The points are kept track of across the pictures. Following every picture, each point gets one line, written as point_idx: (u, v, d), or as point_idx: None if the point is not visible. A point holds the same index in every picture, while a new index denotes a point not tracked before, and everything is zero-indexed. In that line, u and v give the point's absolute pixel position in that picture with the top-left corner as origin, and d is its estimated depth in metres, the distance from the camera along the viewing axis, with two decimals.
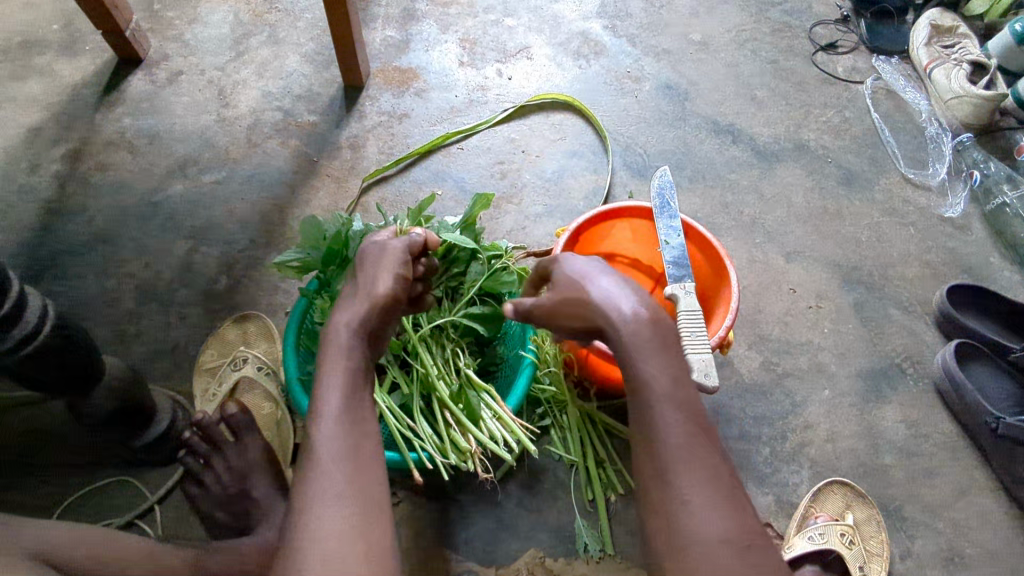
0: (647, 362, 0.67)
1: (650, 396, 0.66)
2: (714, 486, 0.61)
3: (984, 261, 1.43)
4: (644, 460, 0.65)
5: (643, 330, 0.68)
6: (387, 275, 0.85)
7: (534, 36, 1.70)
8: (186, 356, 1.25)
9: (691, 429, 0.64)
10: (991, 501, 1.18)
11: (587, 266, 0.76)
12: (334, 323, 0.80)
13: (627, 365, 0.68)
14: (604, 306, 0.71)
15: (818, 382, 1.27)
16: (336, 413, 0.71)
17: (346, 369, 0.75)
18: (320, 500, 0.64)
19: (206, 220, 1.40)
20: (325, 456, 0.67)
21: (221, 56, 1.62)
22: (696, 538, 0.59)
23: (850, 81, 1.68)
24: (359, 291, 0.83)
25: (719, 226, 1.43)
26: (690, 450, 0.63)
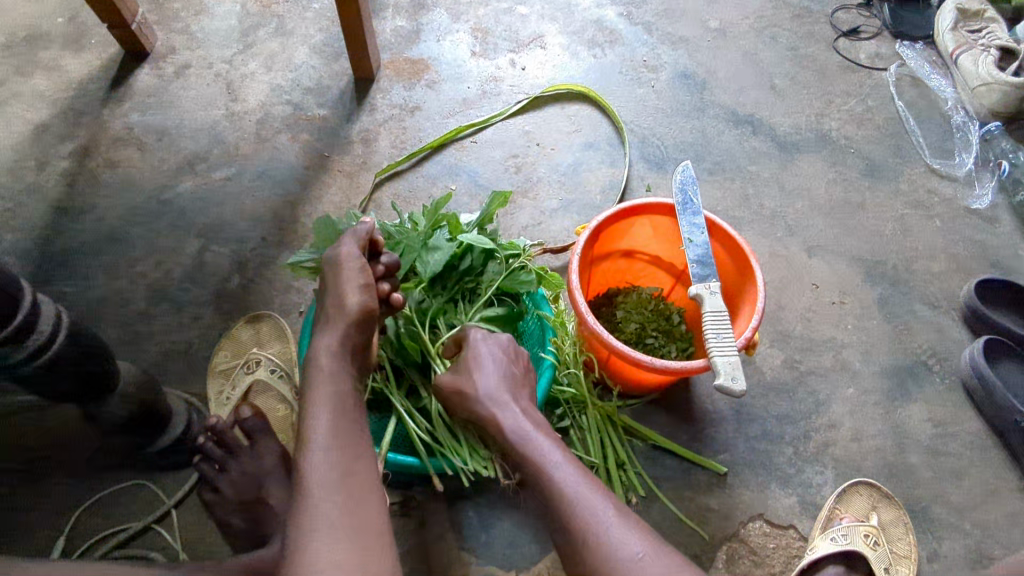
0: (537, 442, 0.79)
1: (543, 462, 0.76)
2: (620, 521, 0.70)
3: (1012, 255, 1.39)
4: (552, 523, 0.73)
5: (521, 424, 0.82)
6: (354, 287, 0.87)
7: (547, 24, 1.66)
8: (199, 358, 1.23)
9: (584, 479, 0.74)
10: (1019, 502, 1.16)
11: (480, 359, 0.89)
12: (317, 348, 0.84)
13: (521, 449, 0.79)
14: (494, 401, 0.85)
15: (842, 380, 1.25)
16: (324, 440, 0.74)
17: (331, 395, 0.79)
18: (314, 533, 0.66)
19: (216, 217, 1.38)
20: (317, 485, 0.70)
21: (229, 48, 1.59)
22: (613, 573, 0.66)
23: (872, 68, 1.63)
24: (331, 311, 0.86)
25: (739, 220, 1.40)
26: (593, 499, 0.72)
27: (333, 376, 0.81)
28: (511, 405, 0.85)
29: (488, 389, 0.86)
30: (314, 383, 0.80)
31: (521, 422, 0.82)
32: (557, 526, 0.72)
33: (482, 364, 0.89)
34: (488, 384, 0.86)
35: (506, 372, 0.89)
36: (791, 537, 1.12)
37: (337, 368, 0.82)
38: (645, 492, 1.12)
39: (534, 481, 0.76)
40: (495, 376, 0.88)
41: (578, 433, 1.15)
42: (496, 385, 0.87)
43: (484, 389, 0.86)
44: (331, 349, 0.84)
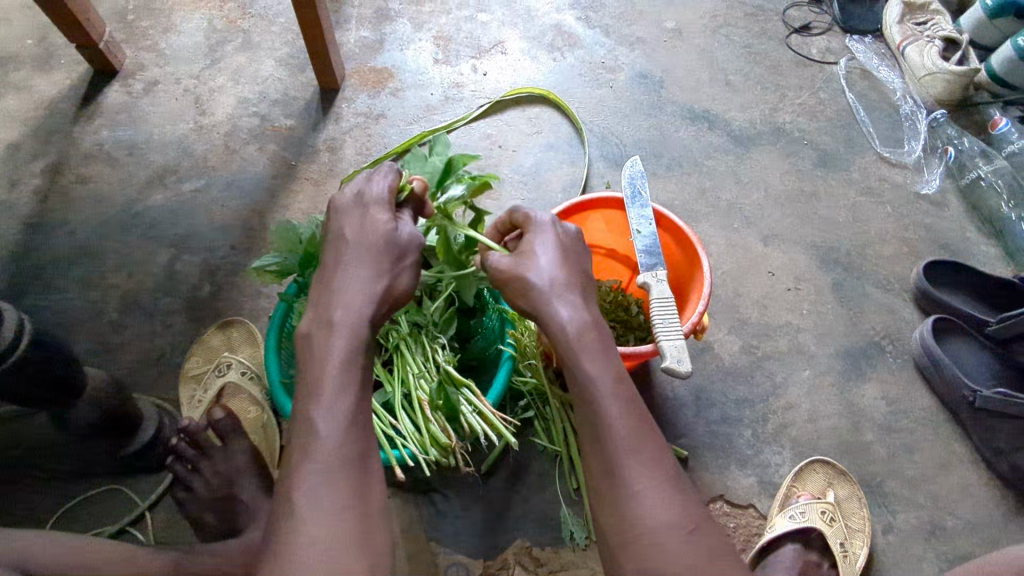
0: (596, 360, 0.74)
1: (598, 395, 0.72)
2: (667, 483, 0.69)
3: (961, 237, 1.44)
4: (594, 458, 0.71)
5: (576, 328, 0.76)
6: (405, 270, 0.86)
7: (508, 30, 1.71)
8: (172, 364, 1.26)
9: (637, 424, 0.71)
10: (971, 473, 1.20)
11: (538, 249, 0.82)
12: (341, 309, 0.78)
13: (577, 362, 0.74)
14: (553, 296, 0.78)
15: (798, 363, 1.29)
16: (345, 415, 0.71)
17: (355, 369, 0.75)
18: (318, 509, 0.65)
19: (187, 228, 1.41)
20: (329, 459, 0.68)
21: (196, 64, 1.63)
22: (647, 531, 0.67)
23: (824, 63, 1.68)
24: (381, 275, 0.82)
25: (696, 213, 1.44)
26: (649, 449, 0.70)
27: (357, 341, 0.77)
28: (565, 304, 0.78)
29: (547, 283, 0.79)
30: (339, 348, 0.75)
31: (580, 324, 0.77)
32: (597, 464, 0.71)
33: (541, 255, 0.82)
34: (543, 278, 0.79)
35: (568, 262, 0.82)
36: (750, 516, 1.15)
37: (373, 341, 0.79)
38: None
39: (586, 405, 0.73)
40: (549, 267, 0.80)
41: (542, 423, 1.18)
42: (553, 278, 0.80)
43: (537, 281, 0.79)
44: (370, 319, 0.79)
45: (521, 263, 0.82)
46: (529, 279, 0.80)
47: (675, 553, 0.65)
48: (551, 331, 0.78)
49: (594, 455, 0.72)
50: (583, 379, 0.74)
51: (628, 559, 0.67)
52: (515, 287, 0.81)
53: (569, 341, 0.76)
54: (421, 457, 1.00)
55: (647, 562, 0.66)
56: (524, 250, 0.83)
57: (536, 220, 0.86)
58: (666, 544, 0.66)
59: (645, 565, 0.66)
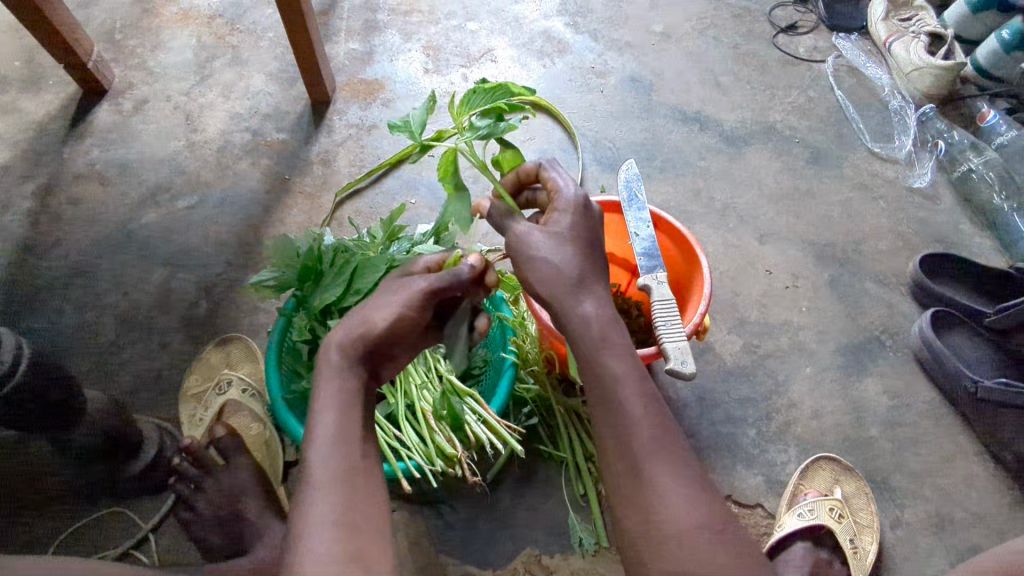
0: (620, 358, 0.74)
1: (622, 393, 0.72)
2: (693, 481, 0.68)
3: (955, 229, 1.45)
4: (617, 457, 0.70)
5: (597, 327, 0.76)
6: (388, 305, 0.81)
7: (497, 38, 1.71)
8: (171, 383, 1.25)
9: (660, 423, 0.71)
10: (976, 465, 1.20)
11: (566, 233, 0.79)
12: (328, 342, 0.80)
13: (597, 362, 0.74)
14: (577, 290, 0.77)
15: (799, 360, 1.29)
16: (331, 437, 0.73)
17: (333, 395, 0.76)
18: (315, 525, 0.66)
19: (182, 245, 1.40)
20: (318, 479, 0.70)
21: (186, 80, 1.63)
22: (676, 529, 0.65)
23: (812, 61, 1.70)
24: (358, 310, 0.82)
25: (692, 214, 1.45)
26: (672, 448, 0.70)
27: (340, 375, 0.78)
28: (588, 299, 0.77)
29: (572, 275, 0.77)
30: (319, 378, 0.78)
31: (603, 321, 0.76)
32: (620, 463, 0.70)
33: (564, 238, 0.79)
34: (570, 267, 0.78)
35: (593, 254, 0.80)
36: (759, 515, 1.14)
37: (348, 367, 0.78)
38: None
39: (607, 403, 0.73)
40: (573, 258, 0.78)
41: (546, 430, 1.18)
42: (576, 271, 0.78)
43: (560, 271, 0.77)
44: (338, 343, 0.79)
45: (544, 249, 0.79)
46: (554, 269, 0.78)
47: (704, 552, 0.64)
48: (571, 327, 0.77)
49: (617, 453, 0.71)
50: (604, 379, 0.73)
51: (656, 559, 0.65)
52: (534, 272, 0.79)
53: (591, 339, 0.75)
54: (426, 468, 1.00)
55: (677, 561, 0.64)
56: (550, 231, 0.80)
57: (567, 195, 0.81)
58: (695, 542, 0.64)
59: (675, 565, 0.64)
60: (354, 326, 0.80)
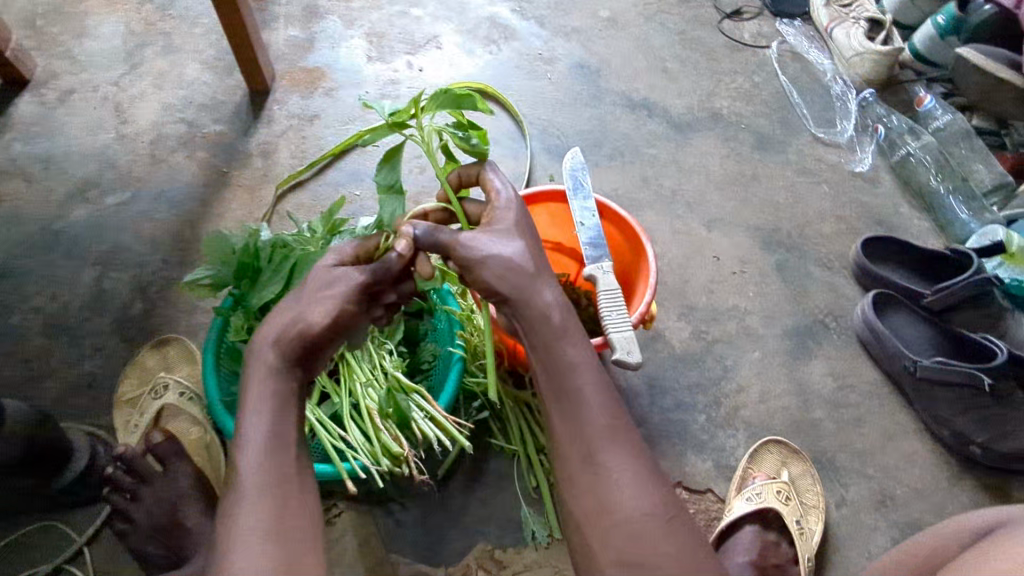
0: (576, 346, 0.72)
1: (577, 381, 0.70)
2: (646, 470, 0.67)
3: (895, 212, 1.48)
4: (569, 447, 0.68)
5: (557, 314, 0.73)
6: (325, 301, 0.78)
7: (442, 24, 1.67)
8: (104, 388, 1.19)
9: (613, 413, 0.69)
10: (916, 442, 1.23)
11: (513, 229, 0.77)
12: (259, 338, 0.76)
13: (552, 350, 0.72)
14: (534, 280, 0.74)
15: (747, 345, 1.30)
16: (263, 442, 0.70)
17: (266, 397, 0.73)
18: (247, 535, 0.64)
19: (113, 243, 1.33)
20: (248, 488, 0.67)
21: (115, 70, 1.55)
22: (625, 518, 0.65)
23: (757, 47, 1.71)
24: (292, 303, 0.78)
25: (640, 201, 1.44)
26: (626, 436, 0.69)
27: (275, 378, 0.74)
28: (547, 288, 0.74)
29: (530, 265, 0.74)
30: (251, 378, 0.74)
31: (561, 310, 0.73)
32: (572, 453, 0.68)
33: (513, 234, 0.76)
34: (524, 260, 0.74)
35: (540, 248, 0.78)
36: (709, 500, 1.15)
37: (283, 368, 0.75)
38: None
39: (561, 392, 0.70)
40: (525, 252, 0.75)
41: (497, 423, 1.17)
42: (531, 264, 0.75)
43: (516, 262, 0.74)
44: (272, 340, 0.76)
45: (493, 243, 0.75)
46: (507, 263, 0.74)
47: (654, 541, 0.63)
48: (524, 313, 0.73)
49: (568, 444, 0.69)
50: (558, 368, 0.71)
51: (606, 550, 0.64)
52: (486, 269, 0.74)
53: (552, 327, 0.72)
54: (372, 468, 0.97)
55: (627, 552, 0.63)
56: (496, 228, 0.77)
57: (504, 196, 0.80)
58: (645, 532, 0.64)
59: (624, 555, 0.63)
60: (289, 322, 0.76)
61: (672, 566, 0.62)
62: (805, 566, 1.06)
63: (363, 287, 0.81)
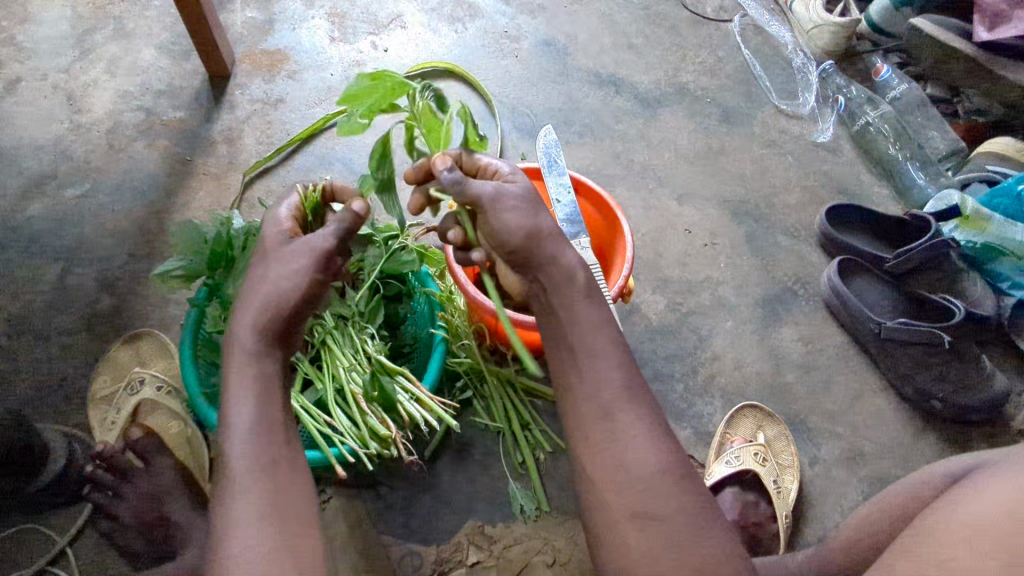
0: (594, 306, 0.71)
1: (595, 341, 0.70)
2: (658, 429, 0.67)
3: (856, 180, 1.52)
4: (585, 406, 0.68)
5: (581, 276, 0.72)
6: (296, 273, 0.76)
7: (405, 4, 1.65)
8: (75, 386, 1.15)
9: (630, 374, 0.69)
10: (882, 400, 1.29)
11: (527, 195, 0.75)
12: (237, 322, 0.74)
13: (573, 309, 0.71)
14: (556, 242, 0.73)
15: (720, 315, 1.34)
16: (250, 427, 0.69)
17: (248, 385, 0.71)
18: (244, 520, 0.64)
19: (75, 238, 1.29)
20: (240, 474, 0.66)
21: (64, 56, 1.49)
22: (639, 474, 0.65)
23: (719, 21, 1.73)
24: (258, 282, 0.75)
25: (611, 177, 1.46)
26: (641, 397, 0.69)
27: (258, 362, 0.72)
28: (570, 250, 0.73)
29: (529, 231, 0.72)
30: (232, 363, 0.72)
31: (581, 272, 0.73)
32: (588, 411, 0.68)
33: (514, 205, 0.73)
34: (543, 225, 0.73)
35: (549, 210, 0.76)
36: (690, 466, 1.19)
37: (262, 351, 0.73)
38: (551, 446, 1.15)
39: (580, 351, 0.70)
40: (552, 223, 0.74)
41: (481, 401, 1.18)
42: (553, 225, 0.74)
43: (526, 231, 0.72)
44: (253, 327, 0.73)
45: (495, 206, 0.72)
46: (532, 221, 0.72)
47: (666, 497, 0.64)
48: (547, 270, 0.72)
49: (585, 401, 0.68)
50: (578, 327, 0.70)
51: (620, 504, 0.64)
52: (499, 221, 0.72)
53: (576, 288, 0.72)
54: (360, 451, 0.98)
55: (641, 505, 0.64)
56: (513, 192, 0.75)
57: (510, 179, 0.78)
58: (660, 488, 0.64)
59: (638, 508, 0.64)
60: (266, 304, 0.74)
61: (684, 518, 0.63)
62: (783, 523, 1.10)
63: (325, 253, 0.79)
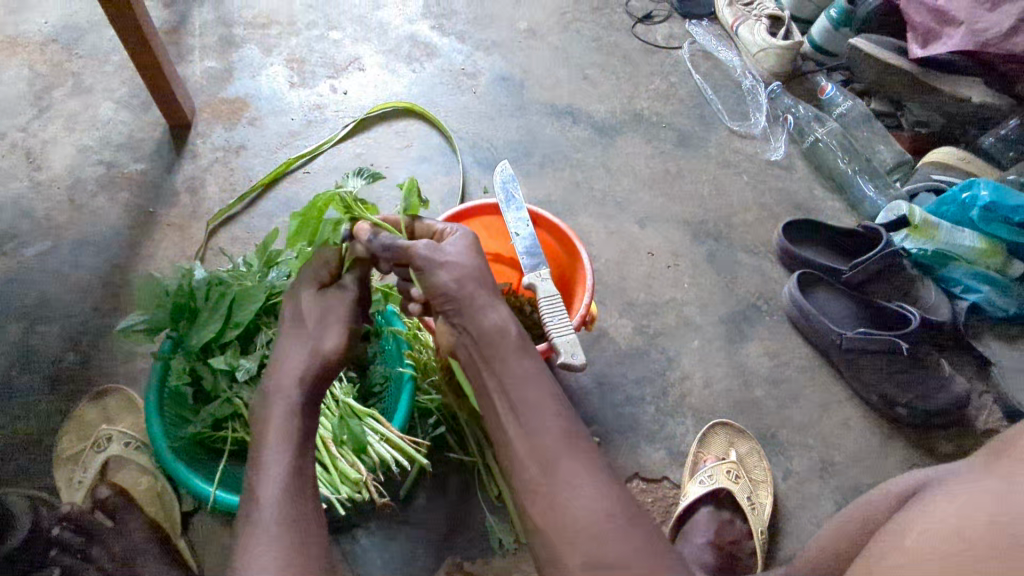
0: (523, 358, 0.74)
1: (528, 391, 0.71)
2: (602, 475, 0.67)
3: (810, 195, 1.57)
4: (527, 459, 0.69)
5: (514, 328, 0.76)
6: (336, 333, 0.85)
7: (362, 46, 1.68)
8: (40, 448, 1.13)
9: (567, 419, 0.70)
10: (851, 409, 1.31)
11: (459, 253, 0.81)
12: (280, 379, 0.79)
13: (505, 365, 0.74)
14: (485, 299, 0.77)
15: (686, 335, 1.36)
16: (285, 472, 0.71)
17: (283, 435, 0.74)
18: (261, 562, 0.64)
19: (38, 296, 1.28)
20: (266, 520, 0.67)
21: (22, 115, 1.49)
22: (586, 523, 0.64)
23: (669, 48, 1.79)
24: (304, 341, 0.83)
25: (573, 206, 1.49)
26: (580, 443, 0.69)
27: (293, 410, 0.77)
28: (495, 307, 0.77)
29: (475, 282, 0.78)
30: (273, 412, 0.76)
31: (506, 325, 0.76)
32: (530, 463, 0.68)
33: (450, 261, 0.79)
34: None
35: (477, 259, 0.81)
36: (666, 487, 1.20)
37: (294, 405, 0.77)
38: None
39: (514, 404, 0.71)
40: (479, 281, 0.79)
41: (454, 436, 1.17)
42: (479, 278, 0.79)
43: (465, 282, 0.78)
44: (297, 381, 0.79)
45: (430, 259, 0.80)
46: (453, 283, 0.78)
47: (617, 542, 0.63)
48: (476, 328, 0.76)
49: (526, 454, 0.69)
50: (510, 379, 0.73)
51: (574, 557, 0.63)
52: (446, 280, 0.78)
53: (509, 341, 0.75)
54: (332, 497, 0.98)
55: (597, 554, 0.62)
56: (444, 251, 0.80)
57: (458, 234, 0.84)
58: (612, 534, 0.63)
59: (594, 559, 0.62)
60: (308, 360, 0.81)
61: (638, 564, 0.62)
62: (759, 538, 1.12)
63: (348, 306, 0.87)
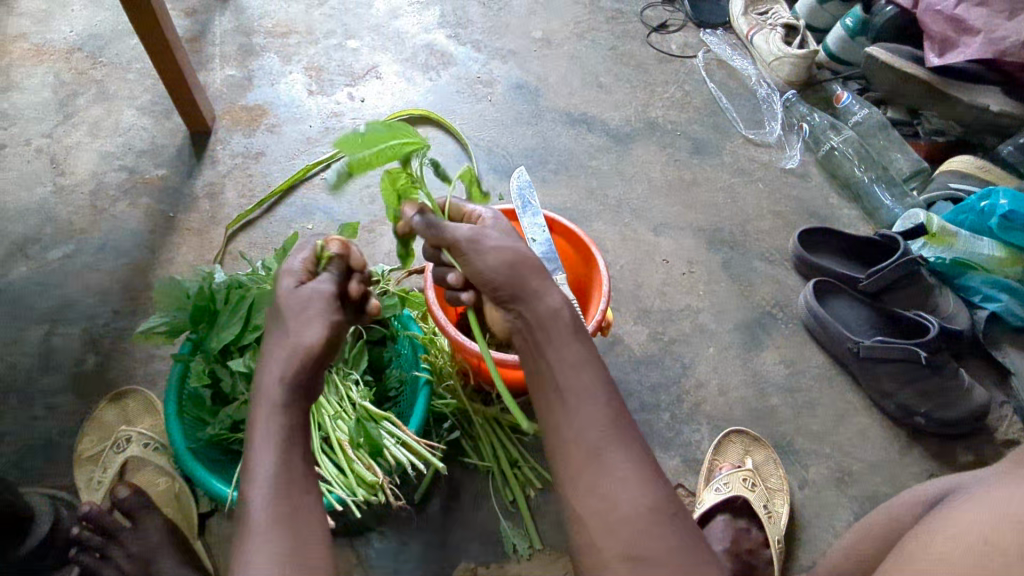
0: (579, 344, 0.73)
1: (581, 378, 0.71)
2: (646, 468, 0.68)
3: (826, 204, 1.56)
4: (574, 446, 0.69)
5: (569, 314, 0.75)
6: (320, 322, 0.80)
7: (380, 55, 1.70)
8: (60, 449, 1.15)
9: (618, 411, 0.70)
10: (868, 418, 1.30)
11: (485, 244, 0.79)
12: (266, 378, 0.76)
13: (559, 348, 0.73)
14: (543, 281, 0.76)
15: (701, 342, 1.35)
16: (271, 476, 0.69)
17: (273, 437, 0.72)
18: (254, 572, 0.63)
19: (60, 298, 1.30)
20: (258, 530, 0.66)
21: (47, 121, 1.52)
22: (628, 515, 0.65)
23: (684, 57, 1.80)
24: (284, 335, 0.78)
25: (588, 213, 1.49)
26: (629, 435, 0.70)
27: (279, 409, 0.74)
28: (552, 290, 0.76)
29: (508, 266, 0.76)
30: (259, 414, 0.74)
31: (564, 308, 0.75)
32: (576, 450, 0.69)
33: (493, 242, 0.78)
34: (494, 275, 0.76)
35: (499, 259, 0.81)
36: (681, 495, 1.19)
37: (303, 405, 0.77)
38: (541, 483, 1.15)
39: (567, 389, 0.71)
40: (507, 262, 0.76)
41: (469, 441, 1.18)
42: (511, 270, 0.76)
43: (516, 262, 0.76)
44: (279, 379, 0.75)
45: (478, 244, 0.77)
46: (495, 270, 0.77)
47: (656, 537, 0.64)
48: (531, 307, 0.75)
49: (574, 441, 0.69)
50: (563, 365, 0.72)
51: (612, 546, 0.64)
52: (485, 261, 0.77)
53: (564, 325, 0.74)
54: (348, 498, 0.97)
55: (634, 546, 0.64)
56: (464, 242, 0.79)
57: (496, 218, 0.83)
58: (651, 529, 0.64)
59: (631, 550, 0.64)
60: (288, 355, 0.77)
61: (672, 559, 0.64)
62: (776, 547, 1.11)
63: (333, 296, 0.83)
